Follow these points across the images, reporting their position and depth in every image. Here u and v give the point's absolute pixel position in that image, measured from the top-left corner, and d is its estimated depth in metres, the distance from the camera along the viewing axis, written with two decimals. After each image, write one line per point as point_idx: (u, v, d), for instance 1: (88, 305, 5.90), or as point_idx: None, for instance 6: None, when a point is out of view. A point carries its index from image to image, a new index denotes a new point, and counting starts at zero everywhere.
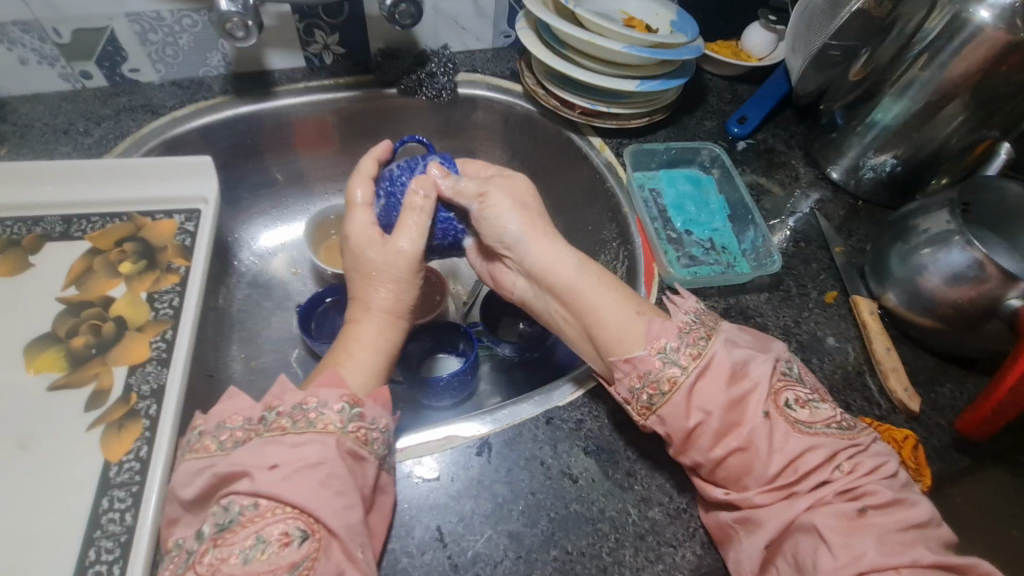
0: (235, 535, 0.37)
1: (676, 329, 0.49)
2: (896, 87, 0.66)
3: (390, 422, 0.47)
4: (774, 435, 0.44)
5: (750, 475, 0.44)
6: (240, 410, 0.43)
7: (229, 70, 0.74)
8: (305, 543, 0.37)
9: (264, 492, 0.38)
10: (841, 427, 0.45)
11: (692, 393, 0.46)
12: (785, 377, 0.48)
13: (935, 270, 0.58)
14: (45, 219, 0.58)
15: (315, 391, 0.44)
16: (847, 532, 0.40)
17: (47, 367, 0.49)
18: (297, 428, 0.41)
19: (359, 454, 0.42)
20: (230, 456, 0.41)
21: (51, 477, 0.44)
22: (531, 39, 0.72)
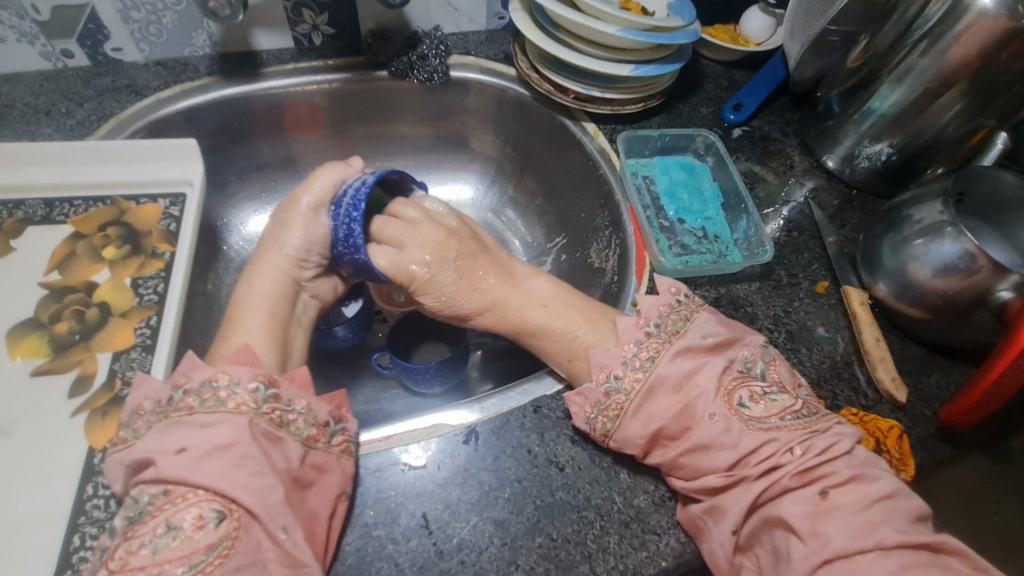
0: (145, 525, 0.38)
1: (619, 355, 0.50)
2: (893, 74, 0.65)
3: (316, 402, 0.47)
4: (725, 434, 0.45)
5: (724, 463, 0.45)
6: (148, 395, 0.44)
7: (215, 50, 0.72)
8: (222, 523, 0.38)
9: (170, 479, 0.39)
10: (797, 417, 0.46)
11: (640, 413, 0.48)
12: (740, 375, 0.48)
13: (926, 261, 0.57)
14: (27, 202, 0.57)
15: (224, 368, 0.44)
16: (813, 518, 0.41)
17: (31, 353, 0.49)
18: (205, 408, 0.42)
19: (275, 435, 0.43)
20: (139, 444, 0.41)
21: (34, 463, 0.44)
22: (524, 21, 0.71)
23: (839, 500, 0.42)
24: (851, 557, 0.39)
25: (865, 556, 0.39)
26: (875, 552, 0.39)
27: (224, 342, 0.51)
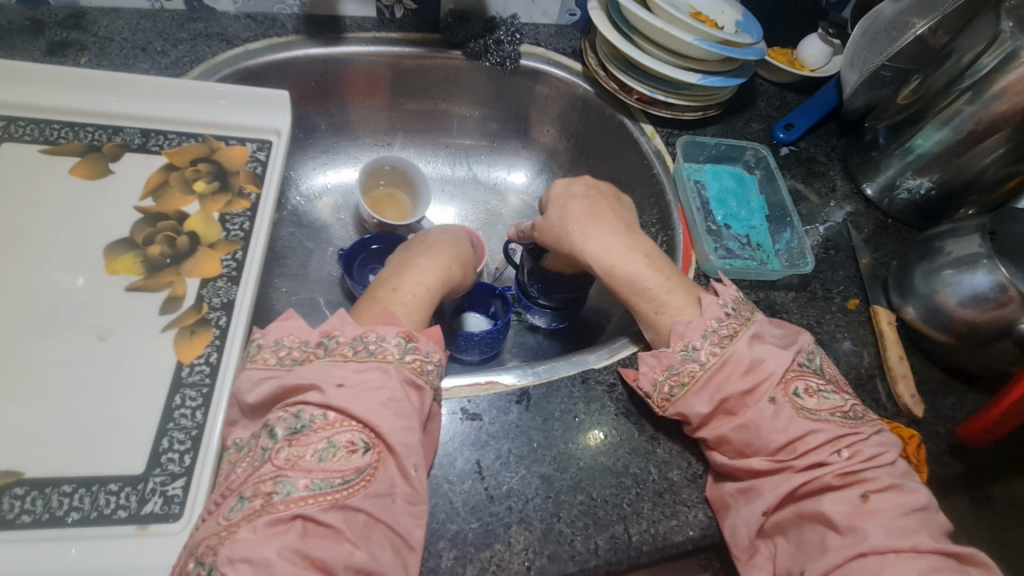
0: (310, 437, 0.41)
1: (703, 327, 0.51)
2: (941, 115, 0.70)
3: (443, 357, 0.50)
4: (777, 419, 0.47)
5: (770, 445, 0.47)
6: (296, 332, 0.47)
7: (303, 11, 0.75)
8: (368, 452, 0.41)
9: (334, 406, 0.42)
10: (845, 417, 0.48)
11: (710, 384, 0.49)
12: (800, 367, 0.50)
13: (957, 289, 0.62)
14: (125, 130, 0.60)
15: (373, 327, 0.47)
16: (853, 516, 0.43)
17: (125, 269, 0.52)
18: (358, 357, 0.45)
19: (417, 382, 0.46)
20: (293, 371, 0.44)
21: (126, 370, 0.47)
22: (601, 20, 0.74)
23: (880, 503, 0.43)
24: (884, 553, 0.41)
25: (893, 556, 0.41)
26: (906, 554, 0.41)
27: (370, 305, 0.54)
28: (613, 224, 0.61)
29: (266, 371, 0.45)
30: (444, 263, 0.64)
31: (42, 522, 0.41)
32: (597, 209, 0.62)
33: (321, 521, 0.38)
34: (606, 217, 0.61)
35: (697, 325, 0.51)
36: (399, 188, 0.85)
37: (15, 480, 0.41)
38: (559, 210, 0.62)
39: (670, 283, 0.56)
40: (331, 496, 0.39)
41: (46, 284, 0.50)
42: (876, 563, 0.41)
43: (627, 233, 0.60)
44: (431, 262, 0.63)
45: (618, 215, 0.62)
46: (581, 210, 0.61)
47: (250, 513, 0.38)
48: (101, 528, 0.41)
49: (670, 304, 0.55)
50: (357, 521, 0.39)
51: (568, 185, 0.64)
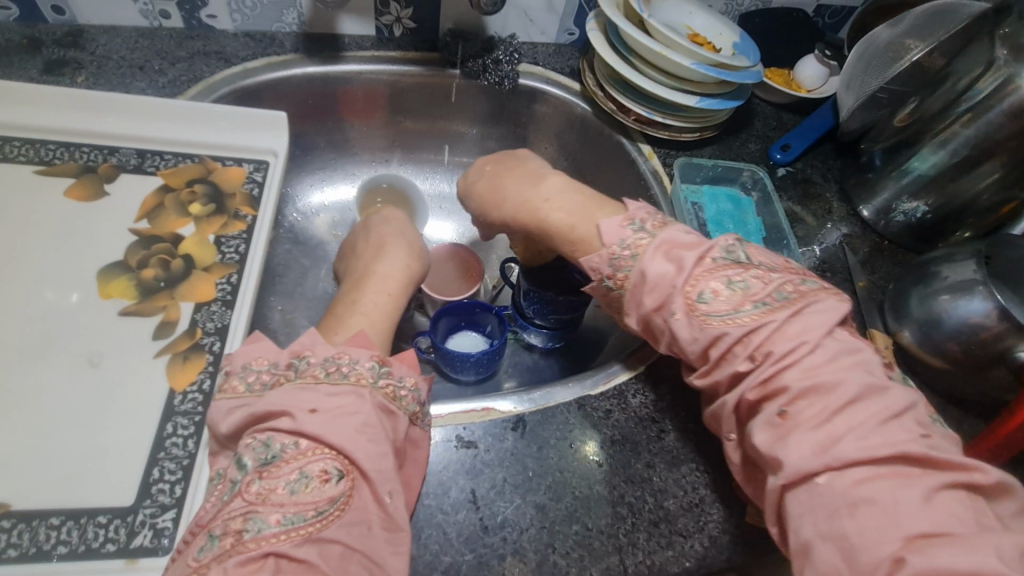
0: (281, 469, 0.40)
1: (606, 258, 0.52)
2: (936, 139, 0.70)
3: (419, 380, 0.50)
4: (688, 331, 0.48)
5: (691, 353, 0.48)
6: (265, 354, 0.47)
7: (302, 29, 0.75)
8: (342, 480, 0.41)
9: (307, 434, 0.42)
10: (759, 305, 0.46)
11: (633, 305, 0.51)
12: (713, 266, 0.49)
13: (952, 315, 0.61)
14: (121, 150, 0.59)
15: (347, 349, 0.48)
16: (777, 442, 0.42)
17: (119, 293, 0.52)
18: (331, 379, 0.45)
19: (389, 408, 0.46)
20: (264, 398, 0.44)
21: (117, 397, 0.47)
22: (600, 42, 0.75)
23: (802, 416, 0.41)
24: (813, 477, 0.39)
25: (816, 481, 0.39)
26: (828, 474, 0.39)
27: (335, 322, 0.54)
28: (521, 181, 0.62)
29: (235, 400, 0.45)
30: (406, 257, 0.65)
31: (28, 556, 0.40)
32: (509, 166, 0.64)
33: (294, 557, 0.38)
34: (517, 169, 0.64)
35: (600, 255, 0.53)
36: (396, 206, 0.84)
37: (2, 513, 0.41)
38: (479, 182, 0.64)
39: (574, 219, 0.56)
40: (304, 530, 0.39)
41: (38, 308, 0.50)
42: (802, 494, 0.40)
43: (534, 185, 0.60)
44: (392, 258, 0.64)
45: (526, 167, 0.64)
46: (490, 181, 0.64)
47: (220, 553, 0.38)
48: (86, 561, 0.41)
49: (583, 240, 0.55)
50: (332, 553, 0.39)
51: (486, 162, 0.67)
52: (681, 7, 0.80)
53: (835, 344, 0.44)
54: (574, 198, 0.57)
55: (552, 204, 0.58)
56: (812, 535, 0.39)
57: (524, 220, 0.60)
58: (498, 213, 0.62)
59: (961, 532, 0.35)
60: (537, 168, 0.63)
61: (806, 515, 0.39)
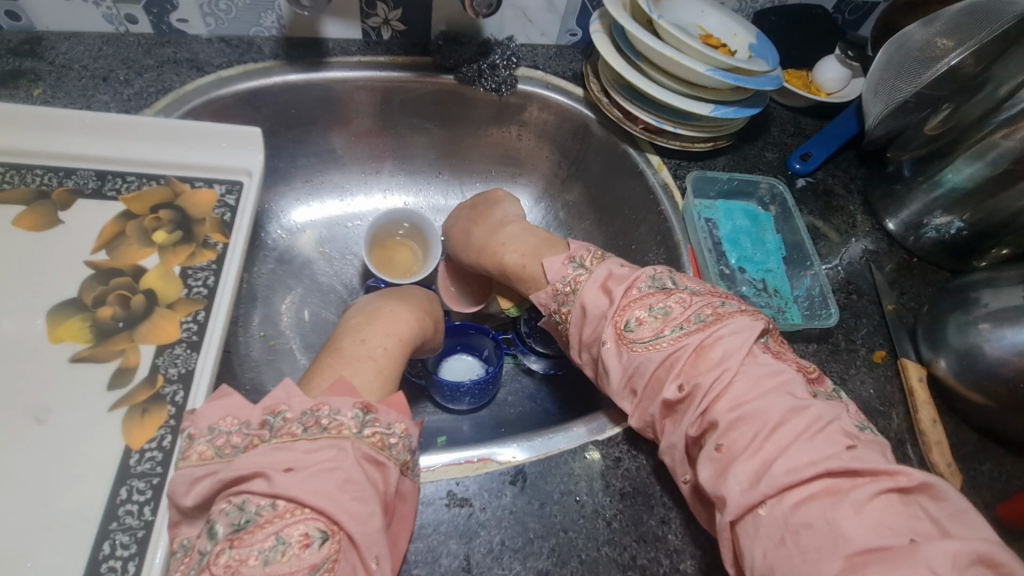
0: (254, 535, 0.36)
1: (551, 294, 0.53)
2: (973, 150, 0.64)
3: (410, 426, 0.45)
4: (613, 362, 0.47)
5: (619, 385, 0.47)
6: (234, 410, 0.42)
7: (281, 33, 0.69)
8: (326, 543, 0.36)
9: (283, 494, 0.37)
10: (676, 330, 0.45)
11: (575, 338, 0.51)
12: (640, 294, 0.48)
13: (995, 346, 0.55)
14: (79, 172, 0.54)
15: (326, 399, 0.42)
16: (717, 477, 0.39)
17: (70, 336, 0.46)
18: (309, 435, 0.40)
19: (378, 459, 0.41)
20: (234, 463, 0.39)
21: (64, 459, 0.41)
22: (605, 45, 0.68)
23: (736, 447, 0.39)
24: (755, 512, 0.37)
25: (758, 512, 0.37)
26: (769, 504, 0.37)
27: (324, 370, 0.47)
28: (484, 228, 0.65)
29: (204, 467, 0.39)
30: (416, 311, 0.58)
31: None
32: (477, 208, 0.68)
33: None
34: (485, 212, 0.67)
35: (545, 292, 0.54)
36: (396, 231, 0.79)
37: None
38: (458, 218, 0.70)
39: (525, 260, 0.58)
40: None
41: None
42: (749, 527, 0.37)
43: (494, 231, 0.63)
44: (402, 307, 0.58)
45: (500, 213, 0.66)
46: (462, 227, 0.67)
47: None
48: None
49: (532, 278, 0.57)
50: None
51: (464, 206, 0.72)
52: (692, 5, 0.74)
53: (754, 369, 0.42)
54: (529, 240, 0.60)
55: (512, 246, 0.60)
56: (764, 568, 0.36)
57: (486, 263, 0.63)
58: (464, 255, 0.66)
59: (900, 544, 0.33)
60: (510, 212, 0.66)
61: (756, 550, 0.37)
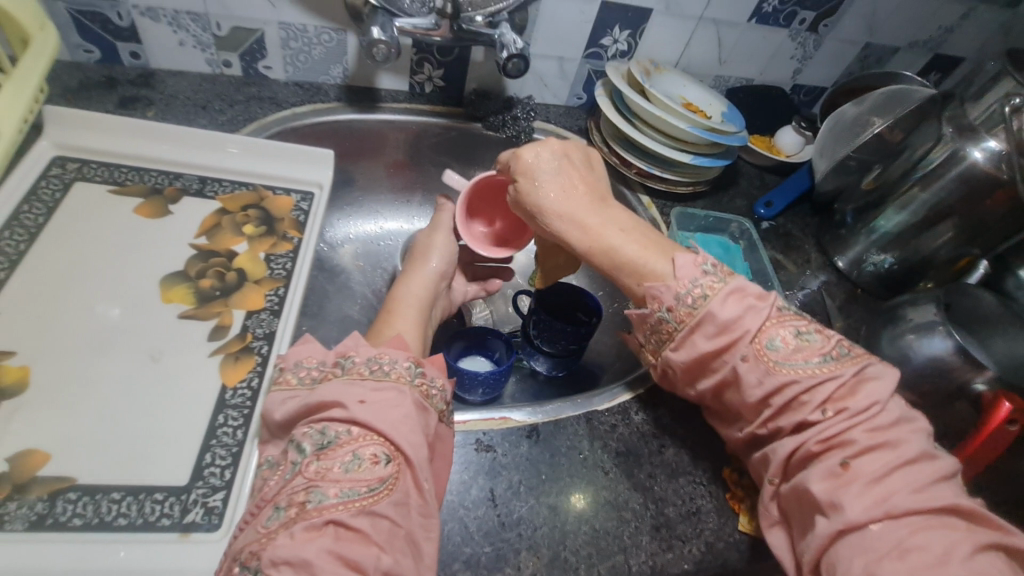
0: (336, 451, 0.45)
1: (673, 291, 0.53)
2: (900, 201, 0.80)
3: (445, 382, 0.55)
4: (751, 375, 0.51)
5: (752, 400, 0.51)
6: (313, 353, 0.52)
7: (344, 82, 0.86)
8: (390, 464, 0.45)
9: (358, 421, 0.46)
10: (823, 359, 0.50)
11: (685, 343, 0.53)
12: (779, 316, 0.53)
13: (919, 352, 0.68)
14: (185, 176, 0.67)
15: (386, 350, 0.53)
16: (836, 488, 0.44)
17: (178, 299, 0.57)
18: (375, 376, 0.50)
19: (423, 405, 0.51)
20: (315, 391, 0.49)
21: (172, 391, 0.51)
22: (607, 106, 0.86)
23: (862, 469, 0.44)
24: (864, 525, 0.42)
25: (872, 527, 0.42)
26: (886, 522, 0.42)
27: (375, 326, 0.60)
28: (592, 206, 0.60)
29: (284, 393, 0.50)
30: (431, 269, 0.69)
31: (91, 526, 0.43)
32: (587, 180, 0.62)
33: (351, 525, 0.42)
34: (596, 186, 0.62)
35: (667, 287, 0.54)
36: None
37: (69, 486, 0.45)
38: (562, 187, 0.61)
39: (646, 255, 0.57)
40: (358, 503, 0.43)
41: (92, 313, 0.55)
42: (856, 540, 0.42)
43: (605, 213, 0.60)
44: (442, 249, 0.71)
45: (597, 189, 0.62)
46: (563, 198, 0.60)
47: (286, 521, 0.42)
48: (146, 534, 0.44)
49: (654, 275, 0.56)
50: (382, 528, 0.43)
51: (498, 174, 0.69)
52: (677, 80, 0.92)
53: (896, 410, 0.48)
54: (645, 234, 0.59)
55: (627, 235, 0.59)
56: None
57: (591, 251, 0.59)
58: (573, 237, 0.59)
59: None
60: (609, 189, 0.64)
61: (862, 560, 0.41)
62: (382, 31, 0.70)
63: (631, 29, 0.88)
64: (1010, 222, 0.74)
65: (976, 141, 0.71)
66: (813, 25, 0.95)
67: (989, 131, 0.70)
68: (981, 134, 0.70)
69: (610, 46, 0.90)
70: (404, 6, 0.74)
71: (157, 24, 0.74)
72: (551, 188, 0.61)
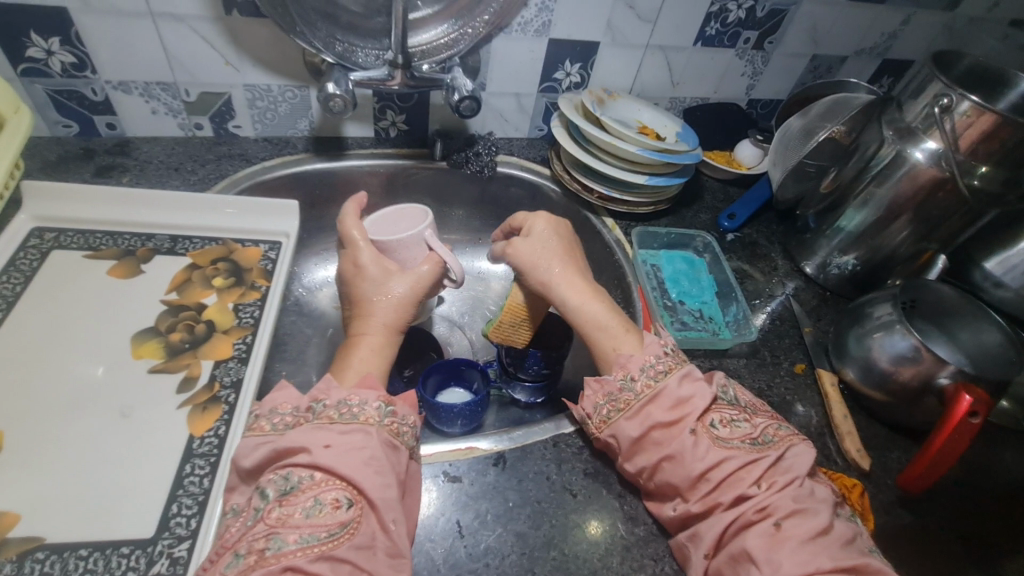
0: (298, 497, 0.46)
1: (642, 362, 0.58)
2: (858, 200, 0.81)
3: (417, 420, 0.57)
4: (696, 448, 0.52)
5: (690, 476, 0.52)
6: (287, 399, 0.54)
7: (312, 134, 0.90)
8: (351, 508, 0.47)
9: (321, 466, 0.48)
10: (754, 443, 0.53)
11: (639, 413, 0.55)
12: (718, 402, 0.57)
13: (883, 351, 0.69)
14: (157, 236, 0.70)
15: (356, 391, 0.54)
16: (770, 549, 0.46)
17: (148, 354, 0.60)
18: (343, 419, 0.52)
19: (394, 443, 0.52)
20: (285, 436, 0.50)
21: (142, 444, 0.53)
22: (562, 136, 0.89)
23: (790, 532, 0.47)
24: None
25: None
26: None
27: (343, 365, 0.60)
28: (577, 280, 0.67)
29: (260, 439, 0.51)
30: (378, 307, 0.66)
31: None
32: (572, 250, 0.71)
33: (307, 571, 0.43)
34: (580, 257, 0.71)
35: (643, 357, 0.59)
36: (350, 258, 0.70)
37: (37, 546, 0.46)
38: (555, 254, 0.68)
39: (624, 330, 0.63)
40: (318, 547, 0.44)
41: (63, 373, 0.57)
42: None
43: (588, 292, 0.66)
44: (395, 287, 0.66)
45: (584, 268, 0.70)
46: (556, 267, 0.67)
47: (245, 568, 0.42)
48: None
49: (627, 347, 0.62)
50: (342, 571, 0.44)
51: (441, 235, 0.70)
52: (632, 105, 0.96)
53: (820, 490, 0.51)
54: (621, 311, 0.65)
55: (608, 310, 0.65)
56: None
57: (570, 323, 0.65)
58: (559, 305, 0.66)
59: None
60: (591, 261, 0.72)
61: None
62: (337, 85, 0.73)
63: (581, 62, 0.93)
64: (962, 216, 0.75)
65: (916, 143, 0.72)
66: (758, 43, 0.98)
67: (925, 132, 0.72)
68: (918, 136, 0.72)
69: (563, 78, 0.94)
70: (359, 62, 0.77)
71: (129, 96, 0.78)
72: (548, 258, 0.68)
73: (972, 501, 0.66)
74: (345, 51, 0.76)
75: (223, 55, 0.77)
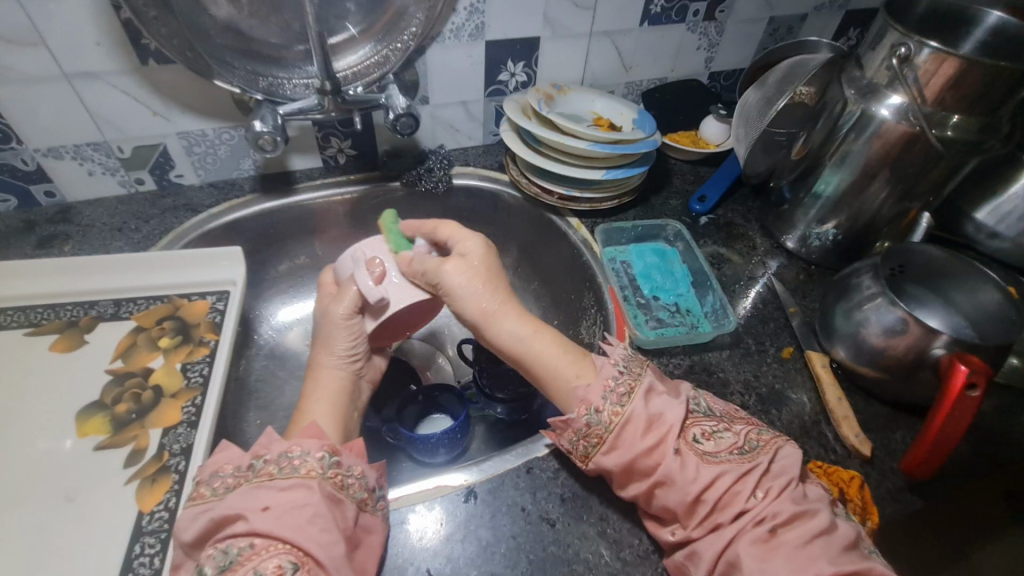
0: (235, 573, 0.43)
1: (601, 390, 0.53)
2: (835, 158, 0.75)
3: (367, 469, 0.54)
4: (685, 469, 0.48)
5: (684, 498, 0.48)
6: (230, 459, 0.51)
7: (258, 173, 0.88)
8: (297, 572, 0.43)
9: (259, 533, 0.45)
10: (741, 452, 0.49)
11: (618, 444, 0.50)
12: (694, 415, 0.52)
13: (872, 325, 0.64)
14: (99, 303, 0.68)
15: (297, 442, 0.52)
16: (766, 560, 0.43)
17: (94, 430, 0.57)
18: (283, 474, 0.49)
19: (338, 496, 0.49)
20: (224, 501, 0.48)
21: (89, 529, 0.51)
22: (512, 139, 0.85)
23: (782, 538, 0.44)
24: None
25: None
26: None
27: (294, 423, 0.58)
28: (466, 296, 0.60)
29: (200, 506, 0.48)
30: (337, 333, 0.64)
31: None
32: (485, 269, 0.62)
33: None
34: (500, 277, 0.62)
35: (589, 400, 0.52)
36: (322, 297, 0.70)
37: None
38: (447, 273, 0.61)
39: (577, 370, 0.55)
40: None
41: (6, 462, 0.54)
42: None
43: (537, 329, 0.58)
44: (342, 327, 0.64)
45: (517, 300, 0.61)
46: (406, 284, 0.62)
47: None
48: None
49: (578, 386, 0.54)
50: None
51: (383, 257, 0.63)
52: (584, 97, 0.92)
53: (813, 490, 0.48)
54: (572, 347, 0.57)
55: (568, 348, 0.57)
56: None
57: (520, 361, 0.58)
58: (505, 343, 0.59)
59: None
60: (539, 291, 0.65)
61: None
62: (263, 122, 0.70)
63: (524, 60, 0.89)
64: (940, 171, 0.70)
65: (880, 100, 0.67)
66: (708, 14, 0.93)
67: (888, 87, 0.67)
68: (882, 93, 0.67)
69: (509, 79, 0.90)
70: (287, 93, 0.75)
71: (61, 161, 0.76)
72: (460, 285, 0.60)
73: (988, 475, 0.61)
74: (271, 85, 0.74)
75: (149, 106, 0.74)
